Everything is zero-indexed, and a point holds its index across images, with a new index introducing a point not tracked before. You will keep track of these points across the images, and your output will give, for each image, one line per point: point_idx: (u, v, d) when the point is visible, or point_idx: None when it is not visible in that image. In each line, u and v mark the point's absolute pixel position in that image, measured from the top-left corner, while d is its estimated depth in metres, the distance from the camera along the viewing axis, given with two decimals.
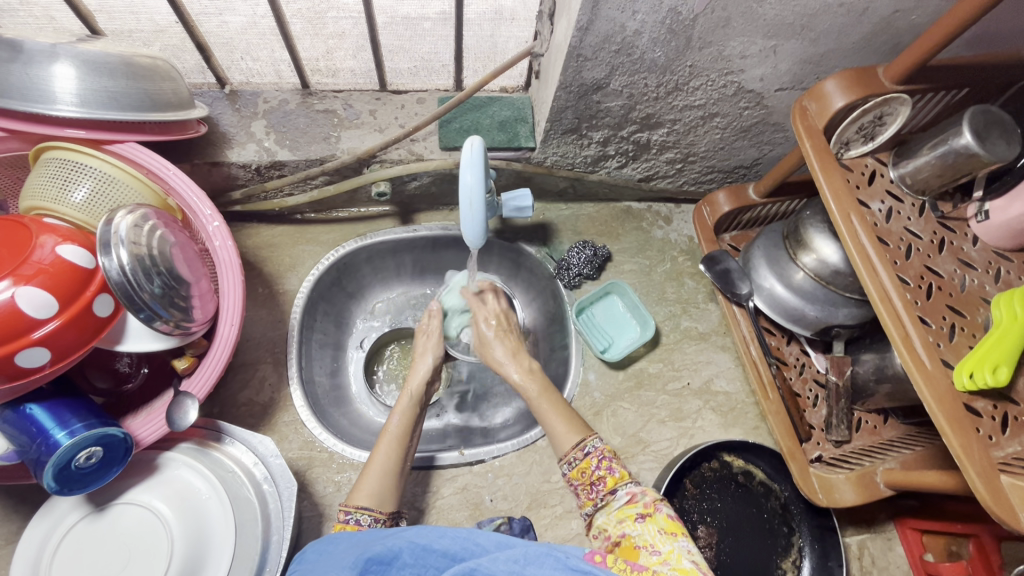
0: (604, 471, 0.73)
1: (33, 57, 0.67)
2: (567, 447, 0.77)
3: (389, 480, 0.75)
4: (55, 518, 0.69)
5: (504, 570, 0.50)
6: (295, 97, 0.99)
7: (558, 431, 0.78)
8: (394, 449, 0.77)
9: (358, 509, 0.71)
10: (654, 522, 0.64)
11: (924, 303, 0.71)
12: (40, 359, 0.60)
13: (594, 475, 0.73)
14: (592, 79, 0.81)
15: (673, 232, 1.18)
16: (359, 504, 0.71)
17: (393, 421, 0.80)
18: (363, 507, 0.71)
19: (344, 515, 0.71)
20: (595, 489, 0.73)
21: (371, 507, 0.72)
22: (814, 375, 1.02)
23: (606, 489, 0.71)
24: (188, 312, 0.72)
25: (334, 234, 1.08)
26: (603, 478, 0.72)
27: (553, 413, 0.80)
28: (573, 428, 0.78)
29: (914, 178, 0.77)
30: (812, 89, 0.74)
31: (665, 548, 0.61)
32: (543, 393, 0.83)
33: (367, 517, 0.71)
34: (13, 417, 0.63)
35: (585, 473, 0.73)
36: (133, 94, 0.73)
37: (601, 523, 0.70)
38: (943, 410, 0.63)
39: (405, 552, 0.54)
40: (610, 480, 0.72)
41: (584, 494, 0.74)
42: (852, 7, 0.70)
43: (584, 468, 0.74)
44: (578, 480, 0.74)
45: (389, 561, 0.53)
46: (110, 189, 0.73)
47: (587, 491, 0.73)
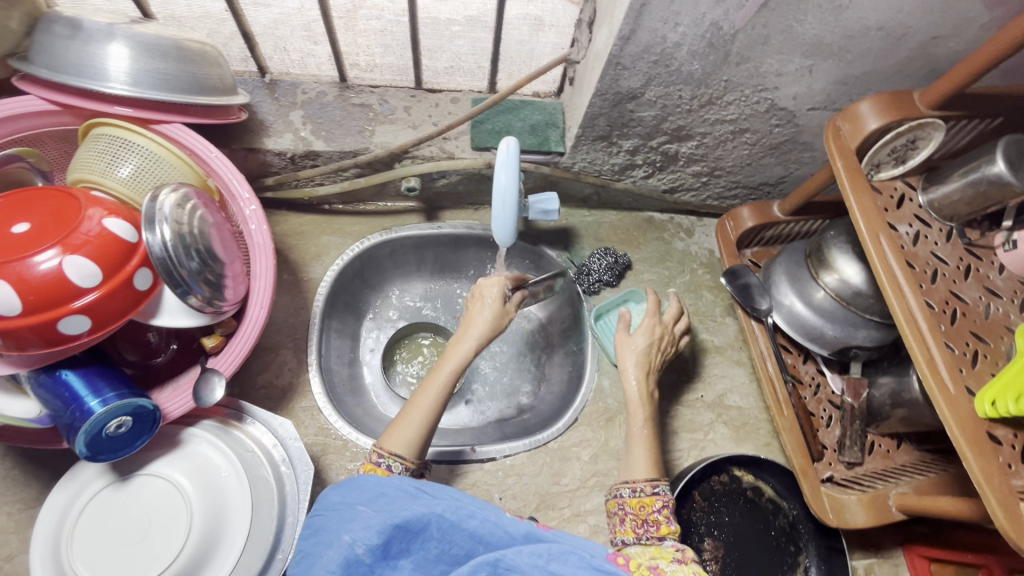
0: (661, 517, 0.73)
1: (91, 36, 0.70)
2: (638, 476, 0.78)
3: (425, 433, 0.76)
4: (78, 485, 0.70)
5: (528, 564, 0.51)
6: (332, 89, 1.01)
7: (638, 461, 0.81)
8: (435, 400, 0.77)
9: (391, 456, 0.72)
10: (689, 568, 0.64)
11: (948, 327, 0.71)
12: (80, 327, 0.62)
13: (651, 515, 0.73)
14: (628, 88, 0.82)
15: (694, 244, 1.19)
16: (392, 449, 0.73)
17: (444, 368, 0.80)
18: (395, 454, 0.72)
19: (376, 458, 0.72)
20: (646, 527, 0.72)
21: (403, 456, 0.73)
22: (829, 396, 1.01)
23: (656, 533, 0.71)
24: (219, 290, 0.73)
25: (359, 226, 1.10)
26: (659, 523, 0.72)
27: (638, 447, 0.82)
28: (648, 466, 0.80)
29: (942, 204, 0.77)
30: (847, 110, 0.75)
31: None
32: (646, 421, 0.86)
33: (398, 465, 0.72)
34: (49, 381, 0.65)
35: (643, 507, 0.74)
36: (182, 77, 0.75)
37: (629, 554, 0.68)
38: (963, 433, 0.63)
39: (433, 524, 0.56)
40: (664, 527, 0.72)
41: (631, 525, 0.73)
42: (890, 30, 0.71)
43: (646, 502, 0.74)
44: (631, 509, 0.74)
45: (416, 530, 0.56)
46: (155, 167, 0.74)
47: (637, 524, 0.73)
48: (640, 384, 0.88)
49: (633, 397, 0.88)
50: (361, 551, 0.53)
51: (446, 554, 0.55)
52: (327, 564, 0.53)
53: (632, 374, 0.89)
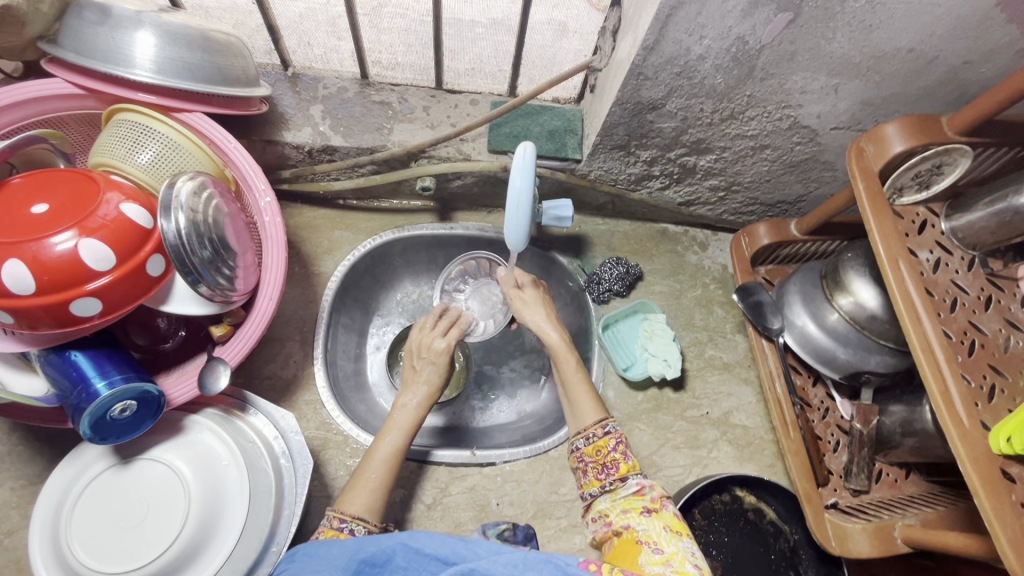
0: (618, 455, 0.73)
1: (120, 22, 0.71)
2: (586, 422, 0.78)
3: (382, 494, 0.73)
4: (81, 465, 0.71)
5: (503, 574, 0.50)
6: (354, 85, 1.00)
7: (581, 405, 0.79)
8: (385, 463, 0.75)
9: (353, 518, 0.69)
10: (660, 518, 0.65)
11: (965, 358, 0.69)
12: (91, 310, 0.62)
13: (608, 457, 0.73)
14: (649, 98, 0.81)
15: (707, 259, 1.17)
16: (354, 512, 0.69)
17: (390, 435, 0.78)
18: (359, 517, 0.69)
19: (338, 523, 0.68)
20: (606, 471, 0.72)
21: (366, 518, 0.70)
22: (838, 421, 0.99)
23: (617, 474, 0.71)
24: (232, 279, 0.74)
25: (373, 222, 1.10)
26: (617, 463, 0.72)
27: (578, 391, 0.80)
28: (593, 405, 0.79)
29: (966, 231, 0.75)
30: (872, 131, 0.73)
31: (669, 549, 0.61)
32: (577, 364, 0.84)
33: (362, 528, 0.68)
34: (57, 361, 0.66)
35: (600, 452, 0.74)
36: (206, 67, 0.75)
37: (602, 508, 0.69)
38: (976, 469, 0.62)
39: (397, 555, 0.53)
40: (623, 466, 0.72)
41: (593, 473, 0.73)
42: (921, 53, 0.70)
43: (600, 446, 0.74)
44: (591, 457, 0.74)
45: (380, 563, 0.53)
46: (174, 155, 0.75)
47: (597, 470, 0.73)
48: (557, 329, 0.87)
49: (558, 348, 0.85)
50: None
51: None
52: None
53: (550, 326, 0.87)
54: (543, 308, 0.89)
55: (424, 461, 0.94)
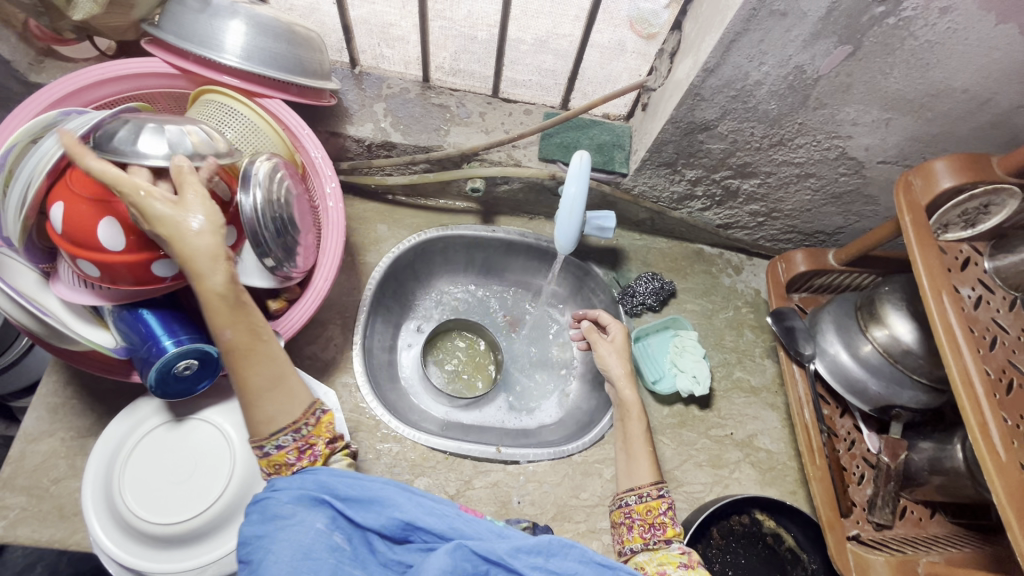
0: (666, 518, 0.76)
1: (218, 11, 0.77)
2: (641, 482, 0.82)
3: (276, 389, 0.66)
4: (138, 418, 0.75)
5: (530, 565, 0.59)
6: (415, 87, 1.06)
7: (639, 466, 0.84)
8: (253, 363, 0.64)
9: (270, 437, 0.65)
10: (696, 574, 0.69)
11: (1003, 396, 0.70)
12: (169, 272, 0.67)
13: (657, 518, 0.76)
14: (702, 119, 0.84)
15: (741, 282, 1.19)
16: (267, 432, 0.65)
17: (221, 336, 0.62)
18: (274, 431, 0.65)
19: (262, 450, 0.65)
20: (653, 531, 0.76)
21: (283, 426, 0.65)
22: (864, 453, 0.99)
23: (662, 536, 0.75)
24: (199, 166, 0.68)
25: (418, 219, 1.14)
26: (665, 525, 0.76)
27: (641, 449, 0.86)
28: (649, 468, 0.84)
29: (1009, 272, 0.76)
30: (921, 166, 0.75)
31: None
32: (641, 427, 0.89)
33: (286, 437, 0.65)
34: (130, 317, 0.70)
35: (650, 511, 0.77)
36: (289, 58, 0.81)
37: (640, 561, 0.73)
38: (1012, 505, 0.62)
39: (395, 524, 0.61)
40: (670, 530, 0.75)
41: (638, 530, 0.77)
42: (975, 94, 0.72)
43: (652, 506, 0.77)
44: (639, 514, 0.78)
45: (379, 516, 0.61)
46: (252, 136, 0.80)
47: (643, 528, 0.77)
48: (632, 389, 0.93)
49: (630, 405, 0.91)
50: (337, 541, 0.57)
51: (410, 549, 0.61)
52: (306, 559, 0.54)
53: (625, 383, 0.93)
54: (621, 357, 0.96)
55: (453, 453, 0.97)
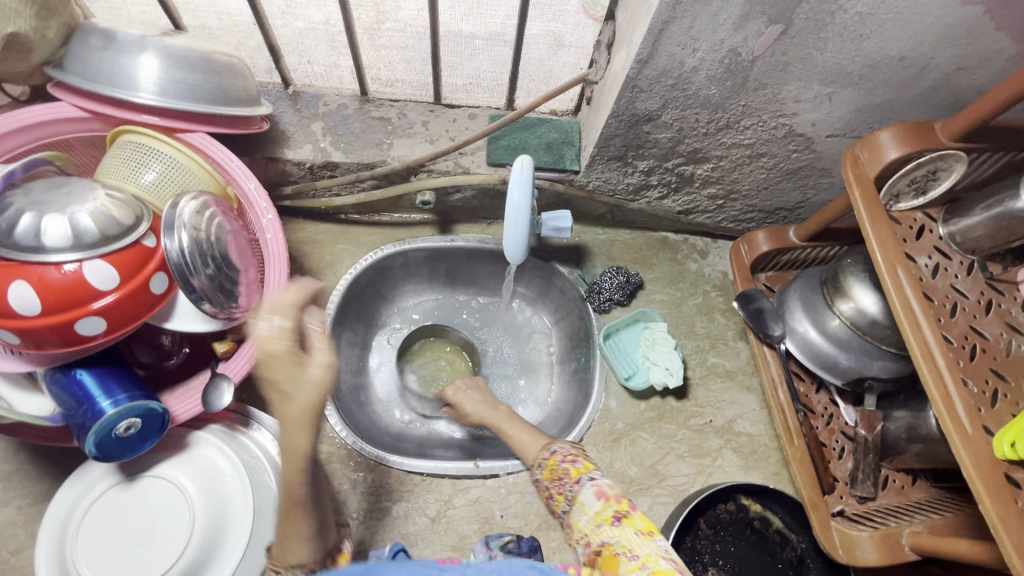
0: (568, 464, 0.75)
1: (124, 47, 0.73)
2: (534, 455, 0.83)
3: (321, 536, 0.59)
4: (87, 482, 0.72)
5: None
6: (354, 102, 1.02)
7: (524, 442, 0.85)
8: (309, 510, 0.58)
9: (287, 569, 0.58)
10: (631, 524, 0.65)
11: (967, 363, 0.69)
12: (95, 329, 0.63)
13: (561, 471, 0.75)
14: (644, 110, 0.82)
15: (707, 266, 1.18)
16: (283, 564, 0.58)
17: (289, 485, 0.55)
18: (294, 567, 0.57)
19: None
20: (563, 484, 0.74)
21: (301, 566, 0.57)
22: (842, 427, 0.99)
23: (571, 480, 0.73)
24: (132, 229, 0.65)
25: (374, 236, 1.11)
26: (569, 471, 0.74)
27: (519, 429, 0.87)
28: (535, 437, 0.86)
29: (965, 236, 0.75)
30: (866, 139, 0.74)
31: (642, 552, 0.61)
32: (511, 419, 0.90)
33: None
34: (63, 379, 0.66)
35: (552, 471, 0.75)
36: (209, 88, 0.77)
37: (581, 527, 0.68)
38: (979, 474, 0.61)
39: None
40: (574, 471, 0.73)
41: (555, 492, 0.74)
42: (914, 61, 0.71)
43: (551, 466, 0.76)
44: (548, 480, 0.76)
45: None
46: (177, 175, 0.77)
47: (557, 487, 0.74)
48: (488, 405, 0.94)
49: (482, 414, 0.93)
50: None
51: None
52: None
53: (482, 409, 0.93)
54: (472, 388, 0.98)
55: (430, 474, 0.95)
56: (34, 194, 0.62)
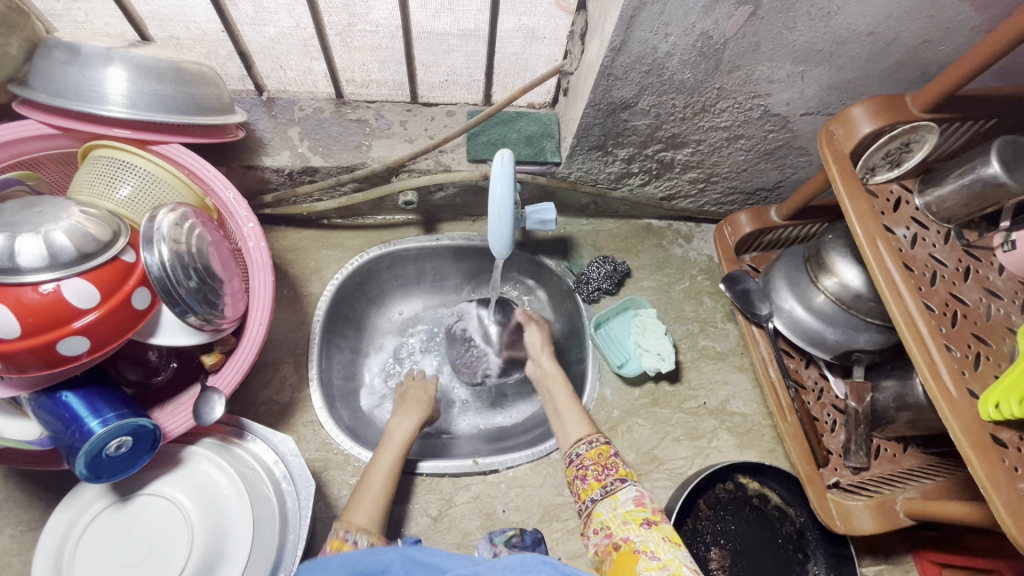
0: (616, 461, 0.77)
1: (89, 60, 0.71)
2: (577, 437, 0.84)
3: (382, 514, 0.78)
4: (81, 505, 0.71)
5: None
6: (329, 105, 1.01)
7: (572, 423, 0.86)
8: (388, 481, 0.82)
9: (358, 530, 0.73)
10: (659, 530, 0.67)
11: (949, 329, 0.70)
12: (78, 348, 0.62)
13: (609, 460, 0.78)
14: (621, 98, 0.82)
15: (693, 250, 1.19)
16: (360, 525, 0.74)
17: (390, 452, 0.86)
18: (365, 530, 0.74)
19: (344, 534, 0.72)
20: (606, 472, 0.76)
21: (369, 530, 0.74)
22: (833, 400, 1.01)
23: (616, 475, 0.75)
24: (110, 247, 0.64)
25: (358, 239, 1.10)
26: (616, 466, 0.77)
27: (569, 408, 0.88)
28: (584, 423, 0.85)
29: (940, 206, 0.77)
30: (840, 115, 0.75)
31: (666, 556, 0.63)
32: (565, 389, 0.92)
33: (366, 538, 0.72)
34: (49, 403, 0.65)
35: (601, 455, 0.78)
36: (180, 98, 0.75)
37: (605, 518, 0.71)
38: (966, 437, 0.63)
39: (393, 566, 0.53)
40: (621, 470, 0.76)
41: (593, 476, 0.76)
42: (881, 35, 0.72)
43: (603, 451, 0.79)
44: (592, 460, 0.78)
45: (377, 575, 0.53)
46: (153, 189, 0.76)
47: (597, 472, 0.77)
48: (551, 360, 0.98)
49: (551, 373, 0.96)
50: None
51: None
52: None
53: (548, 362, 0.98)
54: (543, 334, 1.02)
55: (429, 474, 0.95)
56: (6, 213, 0.60)
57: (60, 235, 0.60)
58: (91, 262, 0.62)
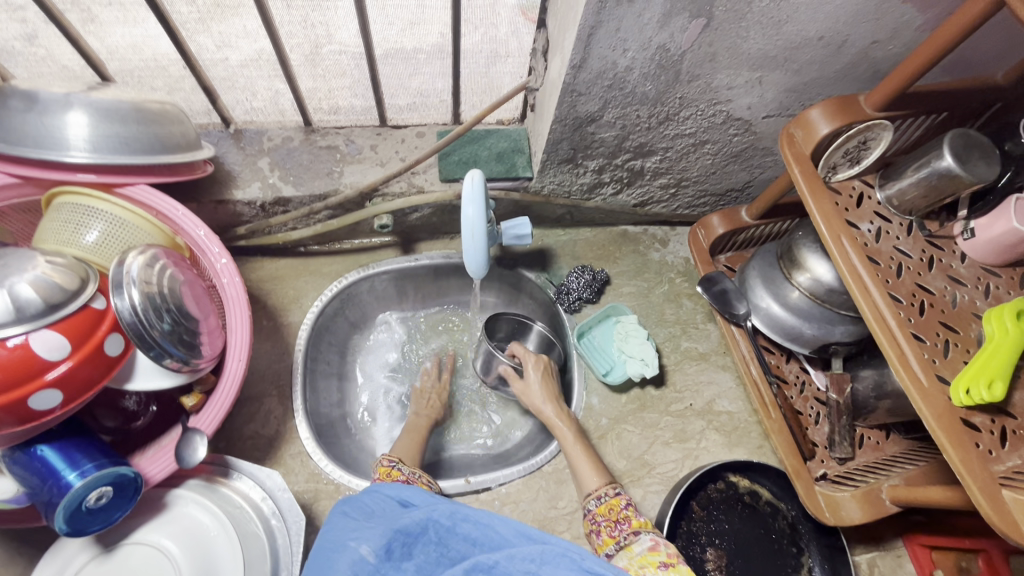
0: (629, 512, 0.77)
1: (48, 106, 0.70)
2: (593, 487, 0.85)
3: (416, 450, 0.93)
4: (63, 560, 0.69)
5: (519, 571, 0.52)
6: (298, 133, 1.02)
7: (585, 473, 0.87)
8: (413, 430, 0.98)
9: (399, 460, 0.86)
10: (676, 572, 0.64)
11: (918, 319, 0.72)
12: (52, 401, 0.61)
13: (621, 514, 0.78)
14: (586, 112, 0.84)
15: (670, 254, 1.20)
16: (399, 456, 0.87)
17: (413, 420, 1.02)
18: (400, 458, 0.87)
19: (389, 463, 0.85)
20: (619, 527, 0.76)
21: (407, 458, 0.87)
22: (815, 393, 1.03)
23: (629, 528, 0.75)
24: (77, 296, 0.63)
25: (336, 265, 1.10)
26: (629, 518, 0.76)
27: (582, 459, 0.88)
28: (597, 473, 0.87)
29: (900, 199, 0.79)
30: (798, 117, 0.77)
31: None
32: (576, 438, 0.92)
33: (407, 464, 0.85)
34: (24, 458, 0.64)
35: (612, 510, 0.79)
36: (144, 138, 0.75)
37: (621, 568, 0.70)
38: (941, 425, 0.64)
39: (431, 528, 0.59)
40: (635, 521, 0.75)
41: (607, 532, 0.77)
42: (831, 40, 0.74)
43: (613, 504, 0.79)
44: (604, 516, 0.79)
45: (415, 536, 0.59)
46: (121, 231, 0.76)
47: (611, 529, 0.77)
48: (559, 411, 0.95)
49: (561, 424, 0.94)
50: (366, 551, 0.57)
51: (444, 558, 0.56)
52: (338, 568, 0.56)
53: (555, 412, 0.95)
54: (545, 380, 1.00)
55: None
56: None
57: (23, 286, 0.59)
58: (59, 312, 0.61)
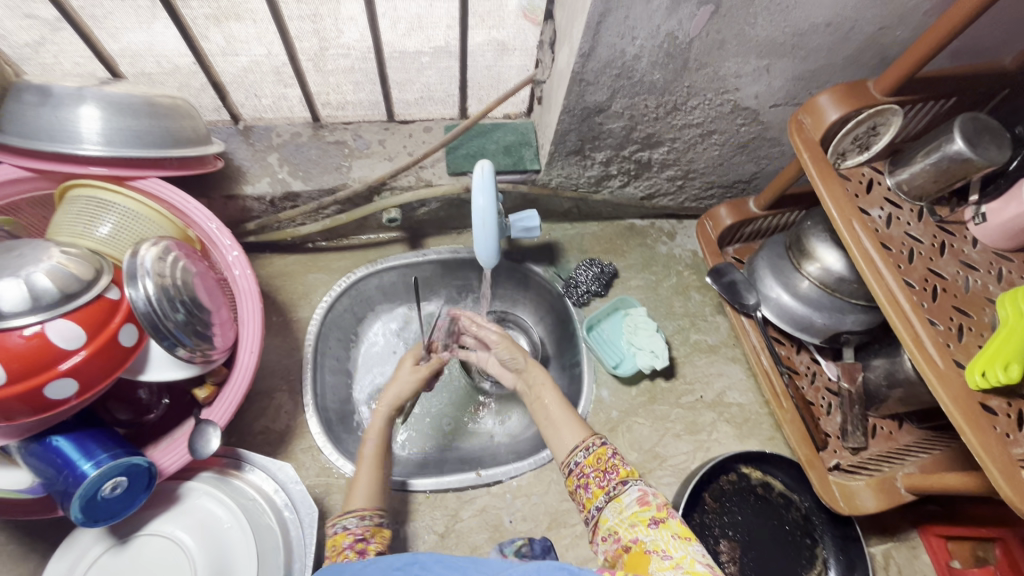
0: (616, 461, 0.71)
1: (61, 100, 0.71)
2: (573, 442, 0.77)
3: (380, 483, 0.75)
4: (77, 552, 0.69)
5: None
6: (307, 130, 1.02)
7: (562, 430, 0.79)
8: (369, 454, 0.78)
9: (343, 516, 0.70)
10: (668, 529, 0.61)
11: (931, 304, 0.72)
12: (67, 391, 0.61)
13: (608, 463, 0.71)
14: (594, 102, 0.84)
15: (677, 247, 1.20)
16: (347, 509, 0.71)
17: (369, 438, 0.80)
18: (348, 512, 0.70)
19: (333, 525, 0.69)
20: (607, 477, 0.70)
21: (358, 508, 0.71)
22: (827, 383, 1.02)
23: (617, 479, 0.69)
24: (89, 283, 0.63)
25: (345, 260, 1.11)
26: (616, 468, 0.70)
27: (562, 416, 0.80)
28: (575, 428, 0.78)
29: (910, 185, 0.79)
30: (806, 104, 0.77)
31: (678, 553, 0.58)
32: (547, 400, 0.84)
33: (353, 519, 0.69)
34: (39, 449, 0.64)
35: (601, 460, 0.72)
36: (154, 131, 0.75)
37: (611, 523, 0.65)
38: (958, 409, 0.64)
39: None
40: (623, 470, 0.70)
41: (596, 482, 0.70)
42: (839, 25, 0.74)
43: (600, 455, 0.73)
44: (592, 467, 0.72)
45: None
46: (133, 224, 0.76)
47: (599, 479, 0.70)
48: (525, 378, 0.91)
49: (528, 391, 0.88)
50: None
51: None
52: None
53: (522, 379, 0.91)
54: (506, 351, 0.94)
55: (433, 491, 0.94)
56: None
57: (41, 277, 0.59)
58: (77, 301, 0.61)
